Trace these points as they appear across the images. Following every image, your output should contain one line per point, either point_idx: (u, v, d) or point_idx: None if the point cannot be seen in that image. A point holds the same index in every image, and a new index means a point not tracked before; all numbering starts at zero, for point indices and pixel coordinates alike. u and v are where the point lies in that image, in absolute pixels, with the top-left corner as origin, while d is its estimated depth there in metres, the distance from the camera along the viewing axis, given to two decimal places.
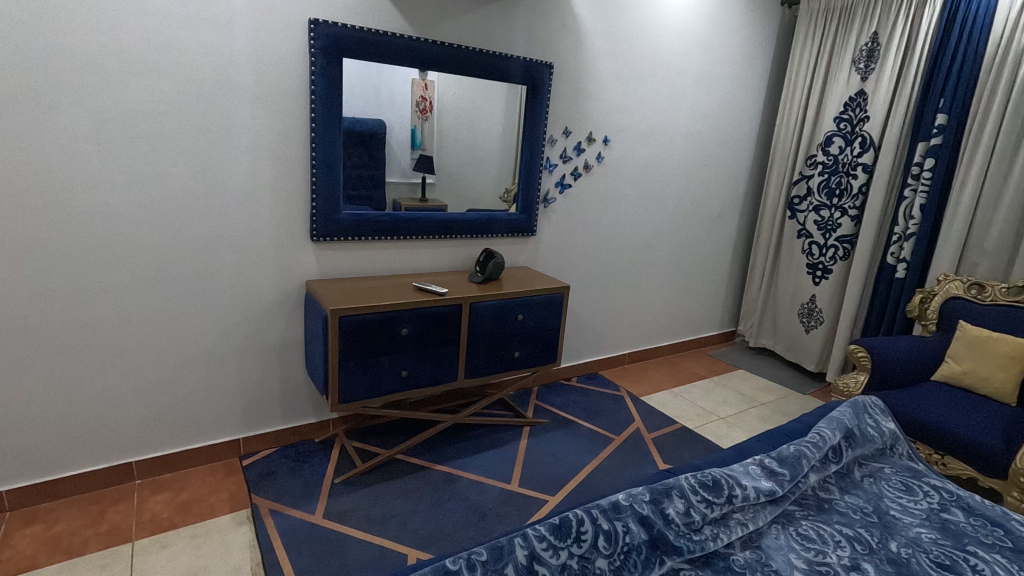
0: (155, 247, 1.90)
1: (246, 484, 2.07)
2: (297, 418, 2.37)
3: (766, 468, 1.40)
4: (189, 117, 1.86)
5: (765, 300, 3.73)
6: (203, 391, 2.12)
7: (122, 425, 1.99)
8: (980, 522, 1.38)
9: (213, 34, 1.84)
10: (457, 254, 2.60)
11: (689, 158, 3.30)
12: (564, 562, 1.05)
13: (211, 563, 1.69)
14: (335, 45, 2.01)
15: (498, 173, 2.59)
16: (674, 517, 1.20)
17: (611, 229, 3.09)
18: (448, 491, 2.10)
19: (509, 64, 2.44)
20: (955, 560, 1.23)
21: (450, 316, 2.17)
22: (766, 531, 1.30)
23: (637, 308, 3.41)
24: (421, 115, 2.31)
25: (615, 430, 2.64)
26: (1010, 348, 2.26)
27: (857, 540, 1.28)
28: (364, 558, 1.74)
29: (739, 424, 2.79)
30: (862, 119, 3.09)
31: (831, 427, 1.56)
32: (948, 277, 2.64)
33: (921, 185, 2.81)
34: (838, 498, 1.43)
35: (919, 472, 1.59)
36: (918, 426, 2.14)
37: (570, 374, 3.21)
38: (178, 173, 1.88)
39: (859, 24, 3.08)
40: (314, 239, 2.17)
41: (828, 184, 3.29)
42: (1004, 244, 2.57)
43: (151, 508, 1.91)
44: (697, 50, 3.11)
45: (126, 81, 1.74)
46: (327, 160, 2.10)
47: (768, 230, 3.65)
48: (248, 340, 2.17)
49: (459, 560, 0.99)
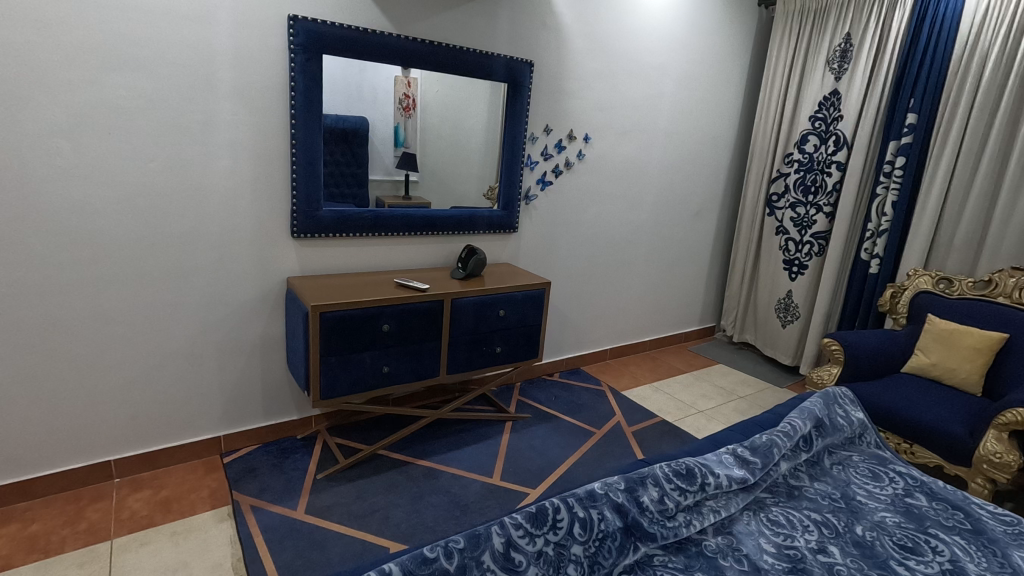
0: (133, 244, 1.89)
1: (227, 481, 2.06)
2: (279, 416, 2.37)
3: (738, 457, 1.44)
4: (166, 114, 1.85)
5: (745, 295, 3.80)
6: (184, 388, 2.11)
7: (101, 423, 1.98)
8: (942, 506, 1.43)
9: (192, 30, 1.83)
10: (440, 250, 2.61)
11: (669, 156, 3.34)
12: (540, 549, 1.08)
13: (191, 559, 1.69)
14: (316, 41, 2.01)
15: (481, 170, 2.62)
16: (648, 505, 1.24)
17: (592, 225, 3.13)
18: (431, 486, 2.12)
19: (491, 63, 2.46)
20: (917, 542, 1.28)
21: (432, 312, 2.19)
22: (737, 517, 1.34)
23: (619, 303, 3.45)
24: (404, 113, 2.32)
25: (597, 424, 2.68)
26: (976, 341, 2.34)
27: (824, 524, 1.32)
28: (346, 552, 1.75)
29: (718, 417, 2.84)
30: (836, 118, 3.16)
31: (802, 417, 1.60)
32: (918, 271, 2.72)
33: (892, 183, 2.89)
34: (808, 485, 1.48)
35: (886, 460, 1.65)
36: (888, 416, 2.21)
37: (553, 370, 3.24)
38: (156, 169, 1.87)
39: (833, 25, 3.15)
40: (295, 236, 2.17)
41: (804, 182, 3.36)
42: (971, 240, 2.65)
43: (130, 507, 1.90)
44: (676, 50, 3.15)
45: (101, 78, 1.72)
46: (308, 157, 2.10)
47: (748, 228, 3.72)
48: (229, 336, 2.16)
49: (436, 547, 1.01)
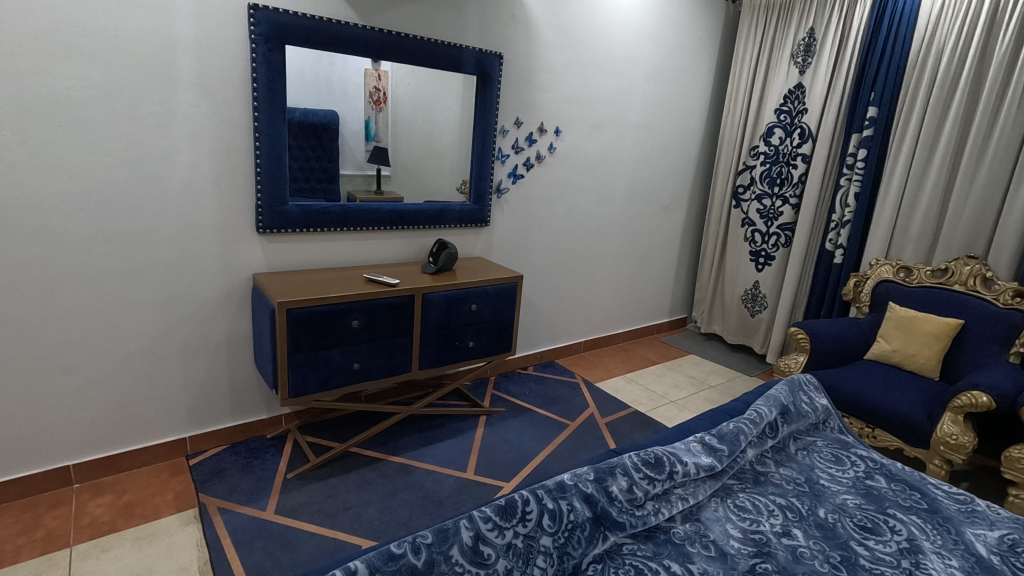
0: (87, 241, 1.82)
1: (193, 483, 2.02)
2: (247, 415, 2.32)
3: (706, 445, 1.45)
4: (120, 105, 1.78)
5: (714, 286, 3.86)
6: (146, 390, 2.05)
7: (59, 427, 1.91)
8: (900, 487, 1.48)
9: (149, 18, 1.77)
10: (411, 245, 2.58)
11: (640, 148, 3.37)
12: (509, 542, 1.08)
13: (156, 564, 1.65)
14: (278, 32, 1.96)
15: (453, 165, 2.60)
16: (617, 494, 1.25)
17: (564, 219, 3.14)
18: (404, 482, 2.11)
19: (461, 55, 2.44)
20: (877, 523, 1.32)
21: (402, 307, 2.16)
22: (705, 504, 1.36)
23: (591, 296, 3.47)
24: (375, 106, 2.28)
25: (570, 416, 2.70)
26: (934, 327, 2.42)
27: (788, 509, 1.35)
28: (316, 551, 1.73)
29: (689, 406, 2.88)
30: (801, 111, 3.23)
31: (768, 404, 1.63)
32: (880, 260, 2.79)
33: (855, 174, 2.96)
34: (773, 471, 1.51)
35: (848, 444, 1.69)
36: (851, 402, 2.27)
37: (527, 363, 3.25)
38: (111, 163, 1.80)
39: (797, 19, 3.20)
40: (260, 231, 2.12)
41: (770, 173, 3.42)
42: (928, 230, 2.73)
43: (91, 512, 1.84)
44: (645, 44, 3.17)
45: (50, 68, 1.65)
46: (272, 150, 2.05)
47: (717, 219, 3.77)
48: (193, 335, 2.11)
49: (404, 543, 0.99)
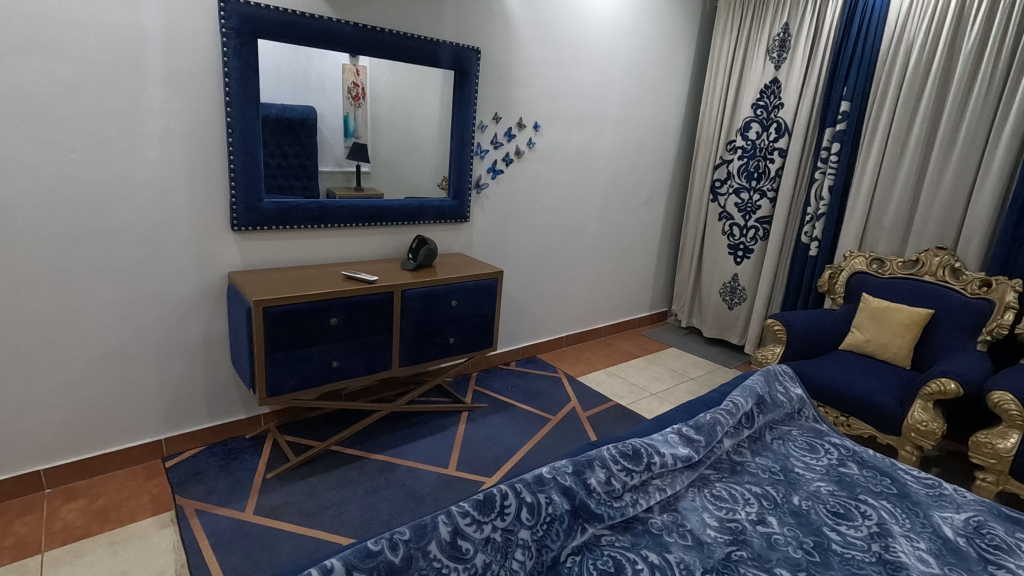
0: (54, 241, 1.77)
1: (170, 485, 1.99)
2: (225, 415, 2.29)
3: (683, 436, 1.47)
4: (86, 101, 1.74)
5: (694, 279, 3.90)
6: (119, 392, 2.01)
7: (28, 431, 1.86)
8: (871, 473, 1.52)
9: (115, 12, 1.73)
10: (391, 241, 2.56)
11: (618, 143, 3.38)
12: (487, 536, 1.08)
13: (132, 567, 1.63)
14: (250, 26, 1.92)
15: (432, 160, 2.59)
16: (595, 486, 1.25)
17: (544, 214, 3.14)
18: (385, 479, 2.10)
19: (437, 50, 2.42)
20: (849, 508, 1.35)
21: (383, 304, 2.15)
22: (683, 494, 1.37)
23: (572, 290, 3.48)
24: (353, 102, 2.26)
25: (552, 410, 2.71)
26: (906, 317, 2.47)
27: (763, 497, 1.38)
28: (297, 550, 1.72)
29: (669, 398, 2.92)
30: (777, 106, 3.26)
31: (744, 394, 1.65)
32: (853, 253, 2.85)
33: (829, 168, 3.01)
34: (749, 460, 1.53)
35: (822, 432, 1.73)
36: (825, 391, 2.32)
37: (509, 359, 3.25)
38: (78, 160, 1.76)
39: (772, 15, 3.23)
40: (235, 229, 2.09)
41: (747, 168, 3.45)
42: (899, 222, 2.80)
43: (64, 517, 1.80)
44: (622, 39, 3.18)
45: (11, 62, 1.60)
46: (246, 146, 2.02)
47: (695, 213, 3.81)
48: (167, 335, 2.07)
49: (381, 540, 0.99)
